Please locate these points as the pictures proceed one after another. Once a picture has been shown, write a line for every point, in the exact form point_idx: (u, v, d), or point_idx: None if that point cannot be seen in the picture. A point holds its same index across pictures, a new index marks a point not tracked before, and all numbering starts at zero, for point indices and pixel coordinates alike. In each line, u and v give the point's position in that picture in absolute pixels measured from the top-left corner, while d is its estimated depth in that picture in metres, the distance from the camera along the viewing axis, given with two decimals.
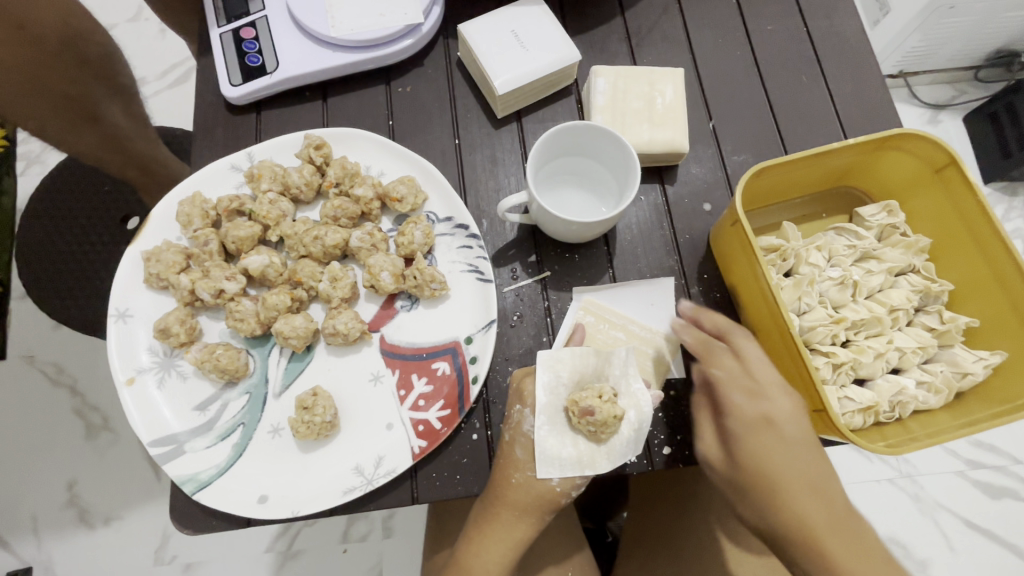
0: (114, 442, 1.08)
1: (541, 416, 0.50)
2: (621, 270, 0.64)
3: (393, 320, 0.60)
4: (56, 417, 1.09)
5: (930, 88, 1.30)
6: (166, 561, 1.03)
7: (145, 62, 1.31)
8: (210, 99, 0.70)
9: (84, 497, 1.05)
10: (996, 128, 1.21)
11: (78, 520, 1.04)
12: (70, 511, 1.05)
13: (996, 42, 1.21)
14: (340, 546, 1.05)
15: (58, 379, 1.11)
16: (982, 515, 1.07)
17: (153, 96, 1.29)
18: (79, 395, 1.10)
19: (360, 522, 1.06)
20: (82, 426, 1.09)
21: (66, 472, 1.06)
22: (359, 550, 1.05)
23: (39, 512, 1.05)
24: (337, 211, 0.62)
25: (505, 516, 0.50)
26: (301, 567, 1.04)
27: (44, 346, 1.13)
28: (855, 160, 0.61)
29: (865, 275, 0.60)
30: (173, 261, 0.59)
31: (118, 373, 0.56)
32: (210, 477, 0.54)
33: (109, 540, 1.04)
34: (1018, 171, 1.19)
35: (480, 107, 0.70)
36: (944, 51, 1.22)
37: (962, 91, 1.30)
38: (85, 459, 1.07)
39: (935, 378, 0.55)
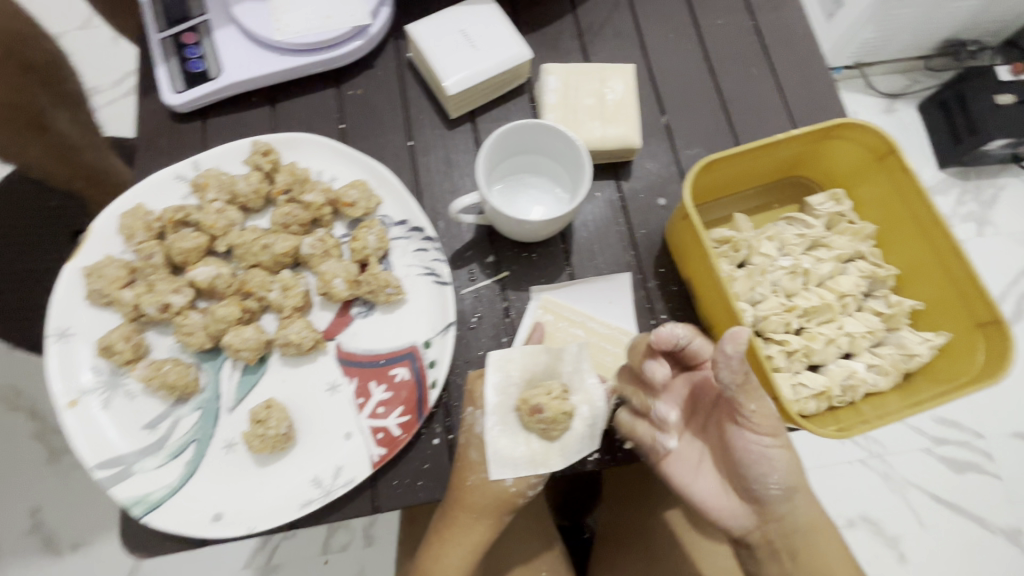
0: (77, 464, 1.04)
1: (492, 417, 0.50)
2: (579, 268, 0.64)
3: (349, 327, 0.59)
4: (15, 442, 1.05)
5: (885, 78, 1.33)
6: None
7: (97, 70, 1.27)
8: (153, 108, 0.68)
9: (48, 523, 1.02)
10: (947, 116, 1.25)
11: (42, 547, 1.01)
12: (34, 538, 1.01)
13: (944, 32, 1.25)
14: (320, 558, 1.03)
15: (15, 404, 1.07)
16: (949, 490, 1.10)
17: (107, 106, 1.25)
18: (39, 418, 1.06)
19: (340, 532, 1.05)
20: (43, 449, 1.05)
21: (29, 499, 1.02)
22: (339, 560, 1.03)
23: (2, 542, 1.01)
24: (287, 218, 0.61)
25: (463, 519, 0.50)
26: None
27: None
28: (802, 150, 0.62)
29: (816, 263, 0.61)
30: (116, 276, 0.57)
31: (59, 395, 0.54)
32: (161, 497, 0.52)
33: (75, 567, 1.00)
34: (969, 156, 1.23)
35: (433, 107, 0.70)
36: (896, 42, 1.25)
37: (914, 80, 1.34)
38: (47, 484, 1.03)
39: (883, 361, 0.57)
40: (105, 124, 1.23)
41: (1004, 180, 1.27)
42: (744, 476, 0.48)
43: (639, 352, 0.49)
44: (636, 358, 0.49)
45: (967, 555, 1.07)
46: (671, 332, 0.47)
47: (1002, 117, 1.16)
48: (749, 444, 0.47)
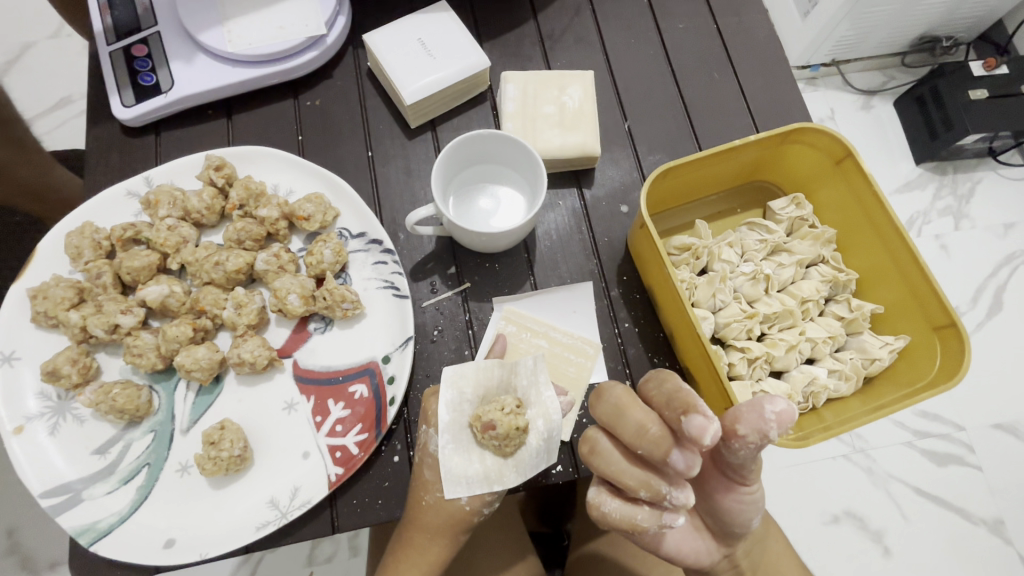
0: None
1: (444, 435, 0.49)
2: (542, 278, 0.63)
3: (306, 344, 0.58)
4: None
5: (861, 75, 1.34)
6: None
7: (67, 80, 1.24)
8: (105, 123, 0.66)
9: (24, 543, 0.99)
10: (922, 111, 1.26)
11: (20, 568, 0.99)
12: (10, 559, 0.99)
13: (918, 28, 1.25)
14: (305, 569, 1.02)
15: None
16: (931, 482, 1.11)
17: (77, 116, 1.22)
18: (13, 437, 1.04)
19: (325, 543, 1.03)
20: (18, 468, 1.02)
21: (3, 520, 1.00)
22: (325, 572, 1.02)
23: None
24: (241, 234, 0.59)
25: (420, 539, 0.50)
26: None
27: None
28: (762, 155, 0.62)
29: (777, 269, 0.61)
30: (62, 297, 0.55)
31: (4, 422, 0.53)
32: (110, 525, 0.51)
33: None
34: (945, 152, 1.23)
35: (393, 117, 0.69)
36: (871, 39, 1.25)
37: (891, 76, 1.34)
38: (23, 504, 1.01)
39: (845, 366, 0.57)
40: (77, 135, 1.21)
41: (980, 174, 1.28)
42: (729, 521, 0.47)
43: (644, 433, 0.40)
44: (633, 436, 0.41)
45: (949, 547, 1.08)
46: (709, 420, 0.38)
47: (977, 113, 1.17)
48: (741, 499, 0.46)
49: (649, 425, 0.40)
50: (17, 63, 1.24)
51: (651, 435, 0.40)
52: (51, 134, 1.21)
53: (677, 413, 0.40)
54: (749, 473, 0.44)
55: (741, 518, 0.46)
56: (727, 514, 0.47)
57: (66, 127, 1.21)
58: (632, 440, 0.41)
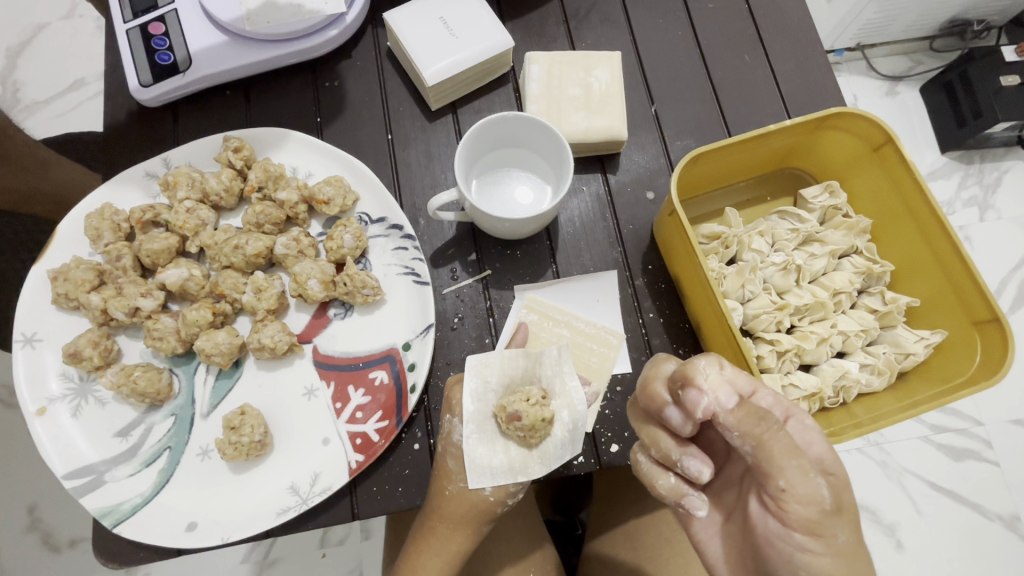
0: None
1: (469, 425, 0.48)
2: (564, 265, 0.62)
3: (326, 330, 0.58)
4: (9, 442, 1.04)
5: (887, 60, 1.30)
6: None
7: (79, 63, 1.24)
8: (125, 102, 0.65)
9: (45, 521, 1.01)
10: (951, 98, 1.21)
11: (41, 545, 1.01)
12: (33, 536, 1.01)
13: (949, 11, 1.20)
14: (318, 551, 1.03)
15: (10, 401, 1.06)
16: (947, 477, 1.09)
17: (91, 99, 1.22)
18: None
19: (338, 526, 1.04)
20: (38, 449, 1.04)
21: (25, 497, 1.02)
22: (338, 554, 1.03)
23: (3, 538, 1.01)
24: (260, 217, 0.58)
25: (442, 529, 0.49)
26: None
27: None
28: (795, 141, 0.59)
29: (808, 259, 0.59)
30: (83, 279, 0.55)
31: (27, 403, 0.53)
32: (134, 507, 0.51)
33: (76, 563, 1.01)
34: (972, 140, 1.19)
35: (413, 99, 0.67)
36: (899, 22, 1.21)
37: (918, 61, 1.30)
38: (43, 483, 1.02)
39: (878, 360, 0.55)
40: (92, 118, 1.21)
41: (1007, 164, 1.24)
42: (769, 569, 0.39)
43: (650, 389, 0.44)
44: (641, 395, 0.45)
45: (964, 543, 1.06)
46: (703, 396, 0.39)
47: (1008, 99, 1.13)
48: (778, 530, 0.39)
49: (657, 383, 0.43)
50: (29, 47, 1.23)
51: (654, 394, 0.43)
52: (64, 116, 1.21)
53: (677, 383, 0.41)
54: (788, 503, 0.37)
55: (776, 569, 0.39)
56: (763, 552, 0.40)
57: (80, 109, 1.21)
58: (642, 396, 0.45)
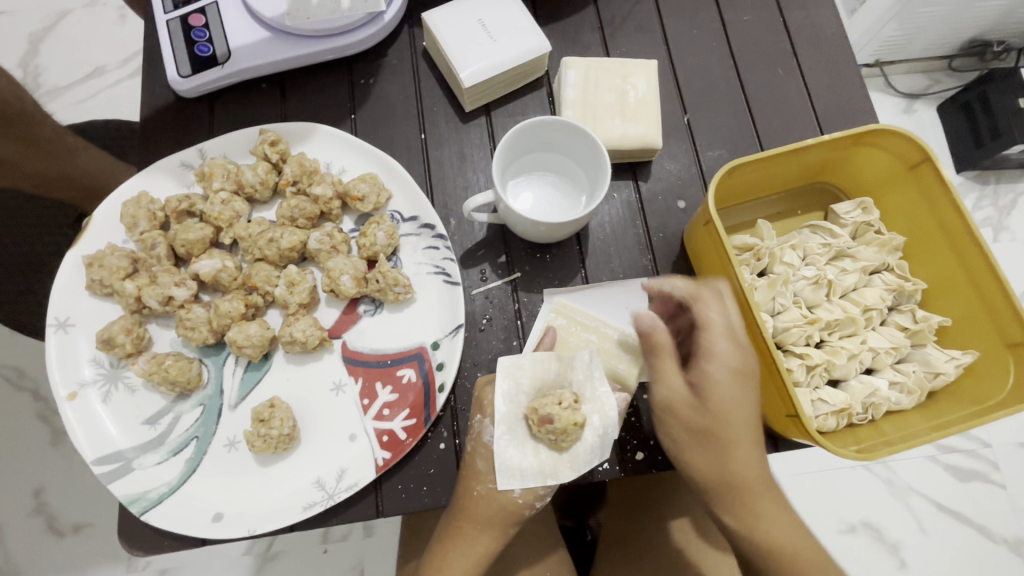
0: None
1: (500, 426, 0.49)
2: (594, 271, 0.62)
3: (356, 325, 0.58)
4: (18, 424, 1.04)
5: (905, 77, 1.29)
6: (139, 568, 1.00)
7: (102, 50, 1.24)
8: (161, 92, 0.66)
9: (50, 505, 1.01)
10: (968, 118, 1.21)
11: (45, 529, 1.01)
12: (37, 519, 1.01)
13: (970, 31, 1.20)
14: (320, 546, 1.02)
15: (20, 384, 1.06)
16: (952, 498, 1.09)
17: (111, 87, 1.23)
18: (42, 400, 1.06)
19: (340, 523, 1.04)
20: (46, 432, 1.04)
21: (31, 480, 1.02)
22: (340, 550, 1.02)
23: (8, 520, 1.01)
24: (295, 211, 0.59)
25: (468, 530, 0.49)
26: (279, 570, 1.01)
27: (4, 349, 1.07)
28: (829, 156, 0.59)
29: (839, 274, 0.59)
30: (117, 267, 0.55)
31: (58, 387, 0.53)
32: (161, 495, 0.51)
33: (78, 549, 1.00)
34: (988, 162, 1.19)
35: (447, 100, 0.67)
36: (919, 41, 1.21)
37: (936, 80, 1.29)
38: (50, 467, 1.03)
39: (908, 378, 0.55)
40: (111, 107, 1.22)
41: None
42: None
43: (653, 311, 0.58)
44: None
45: (969, 565, 1.05)
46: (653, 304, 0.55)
47: None
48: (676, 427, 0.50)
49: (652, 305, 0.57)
50: (51, 32, 1.24)
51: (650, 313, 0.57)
52: (83, 103, 1.22)
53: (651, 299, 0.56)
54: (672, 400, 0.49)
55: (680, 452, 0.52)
56: None
57: (100, 97, 1.22)
58: None
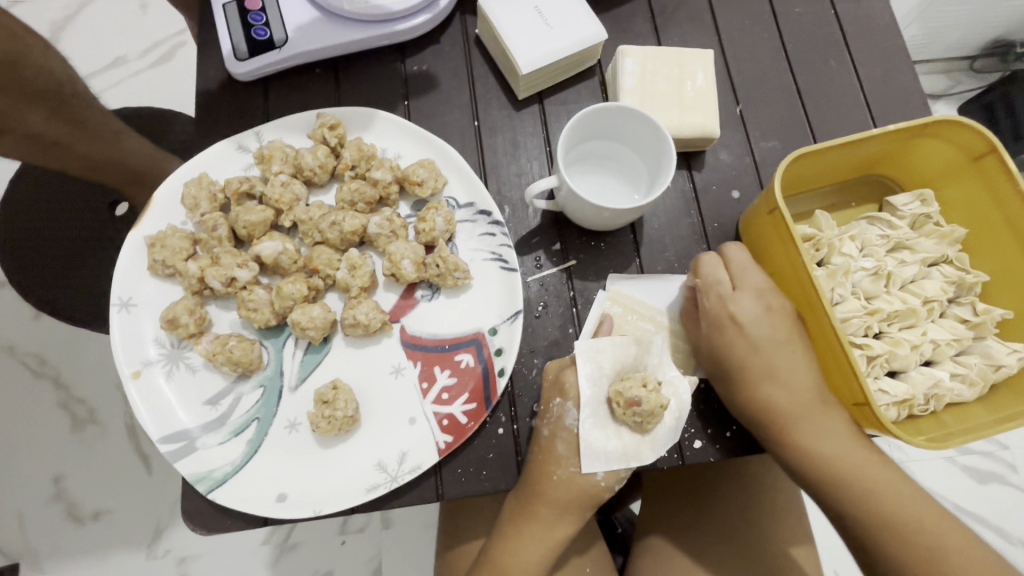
0: (103, 435, 1.04)
1: (586, 409, 0.49)
2: (649, 260, 0.62)
3: (414, 310, 0.58)
4: (41, 411, 1.05)
5: (926, 77, 1.28)
6: (159, 556, 1.00)
7: (125, 40, 1.25)
8: (215, 76, 0.66)
9: (71, 491, 1.02)
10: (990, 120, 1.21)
11: (65, 515, 1.01)
12: (57, 505, 1.01)
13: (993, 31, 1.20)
14: (337, 538, 1.03)
15: (41, 371, 1.07)
16: (972, 499, 1.08)
17: (133, 77, 1.23)
18: (63, 387, 1.06)
19: (359, 514, 1.04)
20: (67, 418, 1.05)
21: (51, 467, 1.03)
22: (357, 541, 1.03)
23: (29, 506, 1.01)
24: (354, 195, 0.59)
25: (545, 513, 0.50)
26: (298, 559, 1.02)
27: (28, 335, 1.08)
28: (890, 147, 0.59)
29: (899, 265, 0.58)
30: (180, 247, 0.55)
31: (123, 365, 0.53)
32: (226, 474, 0.51)
33: (100, 536, 1.00)
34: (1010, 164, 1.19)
35: (500, 87, 0.67)
36: (942, 40, 1.20)
37: (958, 81, 1.28)
38: (71, 453, 1.03)
39: (969, 370, 0.55)
40: (132, 96, 1.21)
41: None
42: None
43: None
44: None
45: None
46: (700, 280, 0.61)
47: None
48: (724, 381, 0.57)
49: None
50: (74, 22, 1.24)
51: None
52: (107, 92, 1.22)
53: None
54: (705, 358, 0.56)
55: None
56: None
57: (122, 87, 1.22)
58: None
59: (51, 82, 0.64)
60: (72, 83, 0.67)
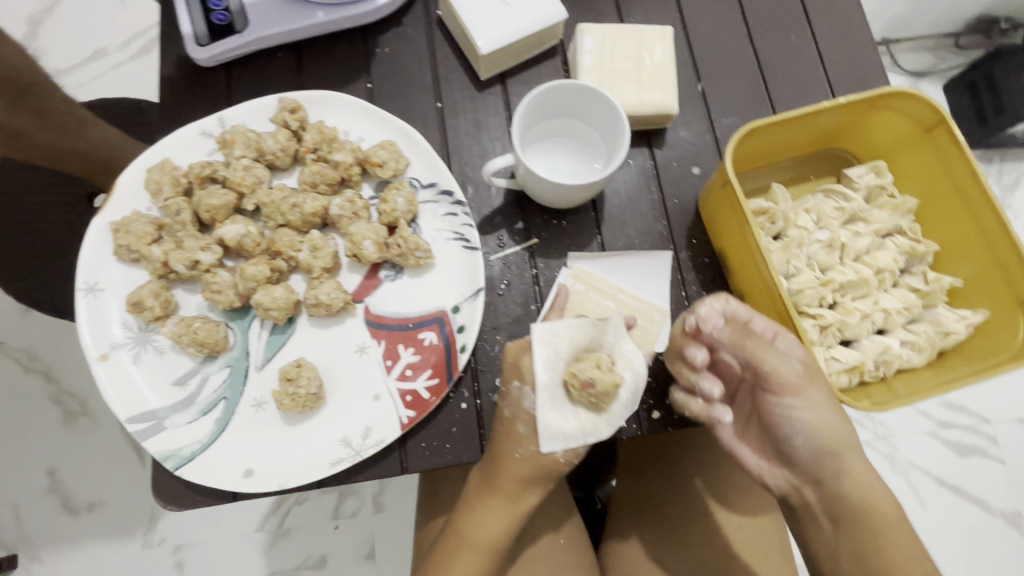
0: (94, 428, 1.05)
1: (542, 393, 0.49)
2: (610, 237, 0.63)
3: (377, 291, 0.59)
4: (33, 406, 1.06)
5: (910, 56, 1.27)
6: (155, 544, 1.02)
7: (103, 33, 1.24)
8: (177, 61, 0.66)
9: (65, 483, 1.03)
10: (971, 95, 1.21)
11: (60, 507, 1.02)
12: (53, 498, 1.03)
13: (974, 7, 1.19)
14: (331, 523, 1.05)
15: (31, 366, 1.08)
16: (951, 472, 1.10)
17: (113, 70, 1.22)
18: (54, 381, 1.07)
19: (350, 499, 1.06)
20: (59, 412, 1.06)
21: (45, 460, 1.04)
22: (350, 526, 1.05)
23: (24, 499, 1.03)
24: (316, 177, 0.59)
25: (507, 485, 0.51)
26: (291, 545, 1.04)
27: (17, 332, 1.08)
28: (844, 120, 0.60)
29: (853, 237, 0.60)
30: (144, 232, 0.56)
31: (90, 348, 0.54)
32: (193, 452, 0.52)
33: (94, 527, 1.02)
34: (993, 140, 1.18)
35: (462, 68, 0.68)
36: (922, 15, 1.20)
37: (940, 58, 1.27)
38: (64, 446, 1.05)
39: (919, 337, 0.56)
40: (111, 89, 1.20)
41: None
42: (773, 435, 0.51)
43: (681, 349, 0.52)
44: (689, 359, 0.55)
45: (964, 537, 1.07)
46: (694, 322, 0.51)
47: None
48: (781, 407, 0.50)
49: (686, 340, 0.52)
50: (49, 17, 1.23)
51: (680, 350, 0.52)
52: (87, 86, 1.21)
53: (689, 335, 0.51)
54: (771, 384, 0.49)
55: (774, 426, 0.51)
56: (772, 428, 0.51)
57: (102, 80, 1.21)
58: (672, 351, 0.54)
59: (5, 69, 0.64)
60: (32, 72, 0.67)
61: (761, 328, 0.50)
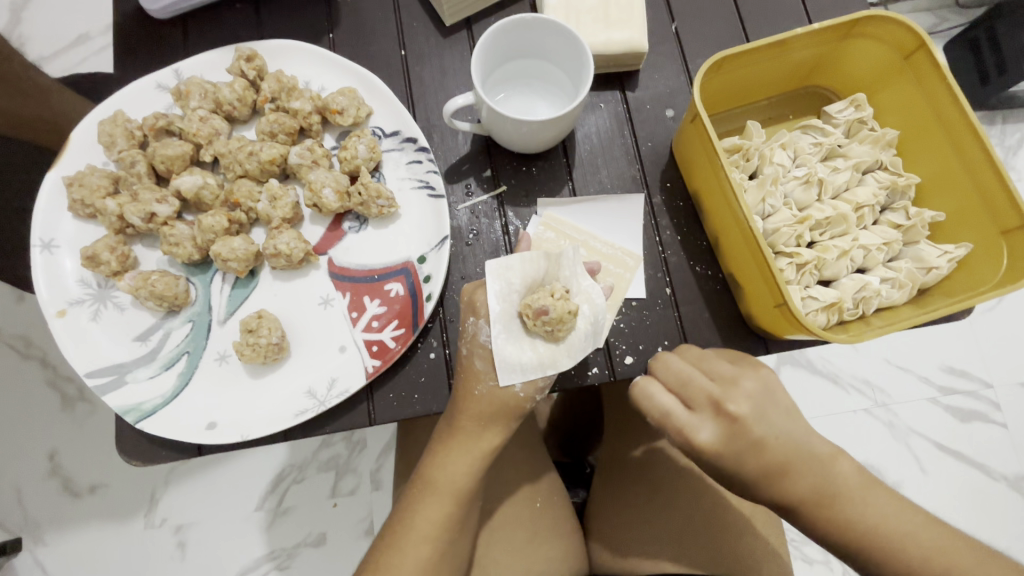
0: (93, 412, 1.05)
1: (496, 325, 0.50)
2: (581, 183, 0.61)
3: (341, 242, 0.57)
4: (29, 391, 1.05)
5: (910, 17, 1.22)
6: (157, 524, 1.01)
7: (84, 16, 1.20)
8: (137, 18, 0.64)
9: (65, 467, 1.03)
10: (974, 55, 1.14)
11: (61, 490, 1.02)
12: (54, 481, 1.02)
13: None
14: (328, 501, 1.03)
15: (28, 352, 1.06)
16: (950, 437, 1.06)
17: (97, 54, 1.19)
18: (51, 366, 1.06)
19: (348, 477, 1.05)
20: (57, 397, 1.05)
21: (45, 444, 1.03)
22: (349, 504, 1.03)
23: (23, 483, 1.02)
24: (274, 126, 0.57)
25: (468, 426, 0.51)
26: (289, 525, 1.02)
27: (11, 318, 1.07)
28: (822, 52, 0.58)
29: (831, 173, 0.57)
30: (98, 186, 0.55)
31: (47, 305, 0.53)
32: (155, 406, 0.51)
33: (94, 509, 1.02)
34: (994, 99, 1.14)
35: (426, 14, 0.65)
36: None
37: (942, 18, 1.22)
38: (64, 431, 1.04)
39: (900, 273, 0.54)
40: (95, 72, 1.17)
41: None
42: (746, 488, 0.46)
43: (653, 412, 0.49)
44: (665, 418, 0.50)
45: (967, 504, 1.04)
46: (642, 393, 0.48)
47: None
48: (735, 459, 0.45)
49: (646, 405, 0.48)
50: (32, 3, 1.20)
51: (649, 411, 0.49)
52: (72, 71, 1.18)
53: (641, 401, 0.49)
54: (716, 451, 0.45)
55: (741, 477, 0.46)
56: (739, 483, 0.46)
57: (87, 64, 1.18)
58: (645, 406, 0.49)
59: None
60: None
61: (709, 387, 0.46)
